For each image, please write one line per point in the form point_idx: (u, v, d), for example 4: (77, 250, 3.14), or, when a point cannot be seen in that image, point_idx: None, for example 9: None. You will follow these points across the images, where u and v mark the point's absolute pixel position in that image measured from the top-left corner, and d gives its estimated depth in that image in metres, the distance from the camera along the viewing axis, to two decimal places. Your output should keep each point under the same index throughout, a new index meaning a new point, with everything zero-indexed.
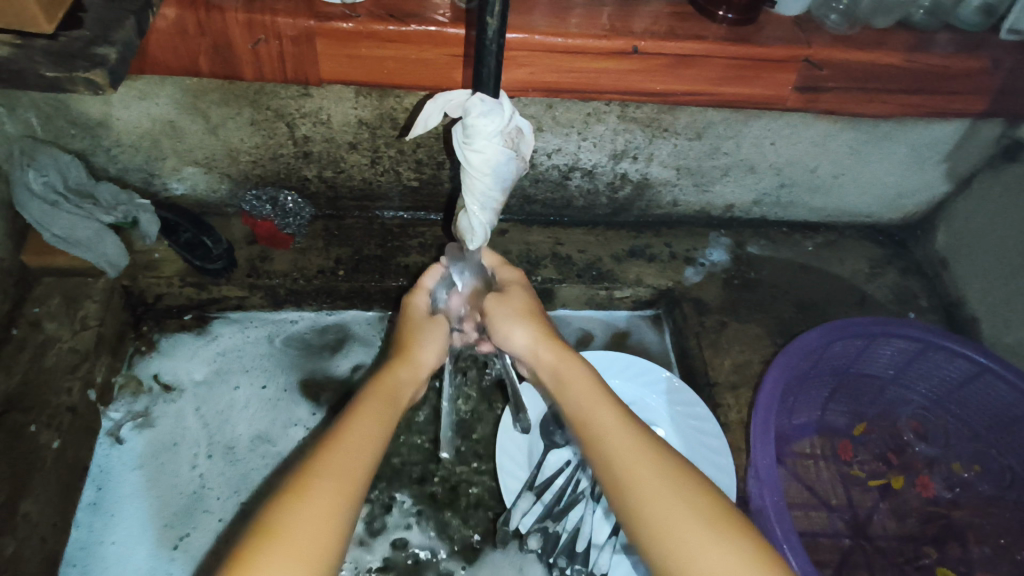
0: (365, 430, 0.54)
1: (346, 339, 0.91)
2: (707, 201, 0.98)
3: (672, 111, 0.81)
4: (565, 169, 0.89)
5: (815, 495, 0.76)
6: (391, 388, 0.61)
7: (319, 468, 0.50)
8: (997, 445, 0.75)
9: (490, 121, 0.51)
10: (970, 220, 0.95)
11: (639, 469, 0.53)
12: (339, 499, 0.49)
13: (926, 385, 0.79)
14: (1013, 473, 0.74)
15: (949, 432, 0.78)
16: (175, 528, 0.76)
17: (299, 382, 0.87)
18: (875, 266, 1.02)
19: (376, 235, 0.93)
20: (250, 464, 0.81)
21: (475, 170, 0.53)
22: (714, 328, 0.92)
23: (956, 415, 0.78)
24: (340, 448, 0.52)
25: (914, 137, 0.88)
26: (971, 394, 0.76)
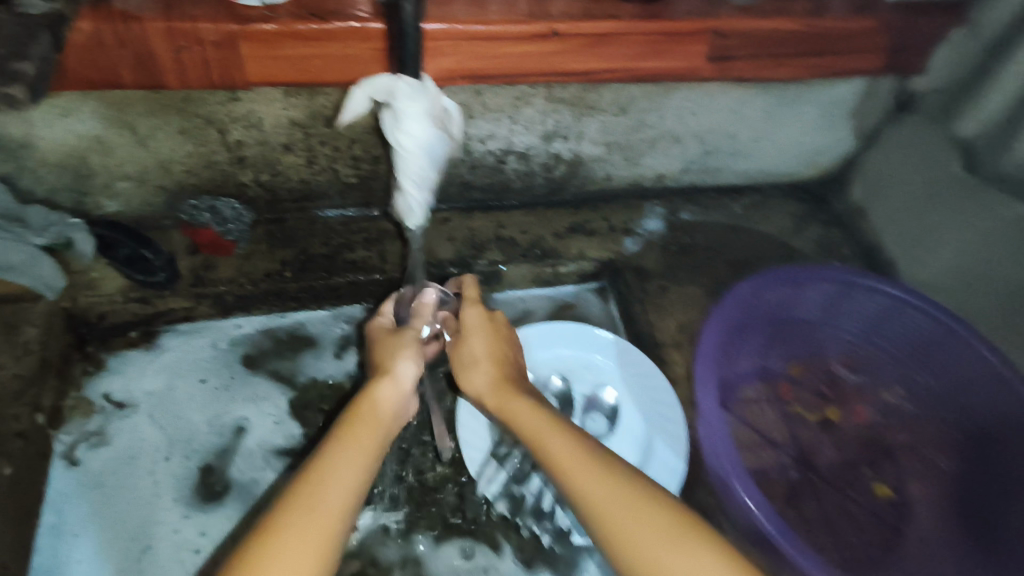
0: (333, 468, 0.56)
1: (300, 338, 0.91)
2: (639, 173, 1.02)
3: (596, 89, 0.84)
4: (500, 154, 0.91)
5: (761, 435, 0.81)
6: (370, 417, 0.62)
7: (286, 512, 0.52)
8: (918, 369, 0.82)
9: (417, 104, 0.56)
10: (880, 171, 1.02)
11: (609, 496, 0.55)
12: (307, 544, 0.51)
13: (851, 321, 0.85)
14: (933, 392, 0.81)
15: (874, 363, 0.85)
16: (140, 539, 0.76)
17: (255, 386, 0.87)
18: (799, 221, 1.08)
19: (320, 234, 0.93)
20: (211, 470, 0.82)
21: (409, 153, 0.58)
22: (656, 293, 0.97)
23: (880, 346, 0.84)
24: (309, 491, 0.54)
25: (822, 97, 0.94)
26: (891, 325, 0.82)
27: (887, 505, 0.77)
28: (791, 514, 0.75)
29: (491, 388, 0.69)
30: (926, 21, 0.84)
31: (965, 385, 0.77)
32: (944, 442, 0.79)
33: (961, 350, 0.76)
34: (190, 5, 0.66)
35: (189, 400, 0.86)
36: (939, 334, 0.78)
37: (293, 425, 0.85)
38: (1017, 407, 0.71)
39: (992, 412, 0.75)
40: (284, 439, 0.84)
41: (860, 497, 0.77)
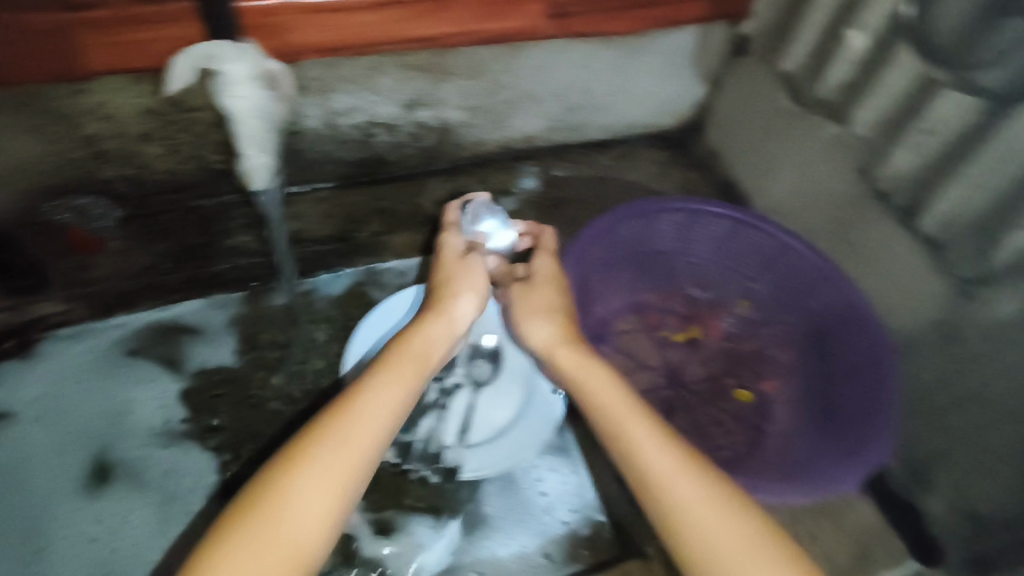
0: (370, 409, 0.60)
1: (181, 330, 0.93)
2: (506, 135, 1.06)
3: (447, 54, 0.89)
4: (365, 126, 0.94)
5: (633, 359, 0.88)
6: (419, 355, 0.65)
7: (317, 447, 0.56)
8: (759, 281, 0.89)
9: (239, 66, 0.71)
10: (728, 111, 1.11)
11: (681, 477, 0.58)
12: (336, 482, 0.55)
13: (700, 247, 0.90)
14: (774, 299, 0.88)
15: (721, 280, 0.91)
16: (35, 539, 0.79)
17: (140, 381, 0.90)
18: (662, 167, 1.17)
19: (197, 224, 0.91)
20: (102, 464, 0.84)
21: (247, 112, 0.76)
22: (533, 244, 1.07)
23: (728, 266, 0.90)
24: (339, 429, 0.58)
25: (662, 47, 1.02)
26: (735, 245, 0.88)
27: (751, 409, 0.85)
28: (666, 427, 0.83)
29: (547, 350, 0.70)
30: None
31: (804, 288, 0.85)
32: (788, 341, 0.88)
33: (798, 257, 0.84)
34: None
35: (74, 402, 0.88)
36: (774, 247, 0.85)
37: (183, 411, 0.88)
38: (844, 299, 0.80)
39: (828, 311, 0.82)
40: (174, 426, 0.87)
41: (723, 403, 0.86)
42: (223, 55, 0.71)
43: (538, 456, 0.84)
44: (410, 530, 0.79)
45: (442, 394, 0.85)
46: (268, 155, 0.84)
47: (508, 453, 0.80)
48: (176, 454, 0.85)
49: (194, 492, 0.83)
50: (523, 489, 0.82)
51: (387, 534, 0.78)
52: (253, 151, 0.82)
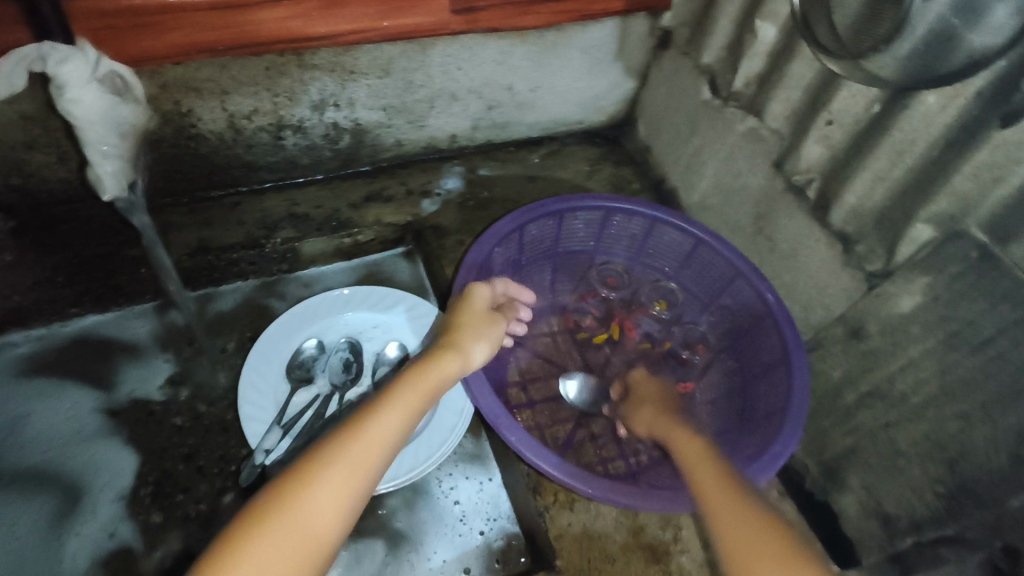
0: (383, 427, 0.57)
1: (92, 345, 0.87)
2: (429, 135, 1.04)
3: (350, 53, 0.85)
4: (274, 129, 0.91)
5: (553, 365, 0.86)
6: (431, 382, 0.64)
7: (333, 460, 0.53)
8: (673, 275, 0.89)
9: (72, 70, 0.67)
10: (655, 107, 1.09)
11: (734, 510, 0.53)
12: (344, 498, 0.52)
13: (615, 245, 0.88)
14: (686, 292, 0.88)
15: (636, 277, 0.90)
16: None
17: (42, 402, 0.83)
18: (593, 164, 1.14)
19: (95, 235, 0.89)
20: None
21: (89, 118, 0.71)
22: (454, 247, 1.00)
23: (641, 262, 0.90)
24: (354, 445, 0.55)
25: (582, 41, 0.99)
26: (648, 242, 0.87)
27: None
28: (582, 434, 0.80)
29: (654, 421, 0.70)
30: None
31: (719, 285, 0.84)
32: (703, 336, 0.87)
33: (711, 254, 0.83)
34: None
35: None
36: (688, 243, 0.84)
37: (86, 424, 0.82)
38: (756, 298, 0.78)
39: (739, 305, 0.82)
40: (70, 442, 0.80)
41: None
42: (53, 54, 0.66)
43: (452, 465, 0.82)
44: None
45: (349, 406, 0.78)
46: (116, 161, 0.77)
47: (411, 466, 0.74)
48: (70, 474, 0.78)
49: (88, 510, 0.76)
50: (435, 500, 0.79)
51: None
52: (101, 159, 0.76)
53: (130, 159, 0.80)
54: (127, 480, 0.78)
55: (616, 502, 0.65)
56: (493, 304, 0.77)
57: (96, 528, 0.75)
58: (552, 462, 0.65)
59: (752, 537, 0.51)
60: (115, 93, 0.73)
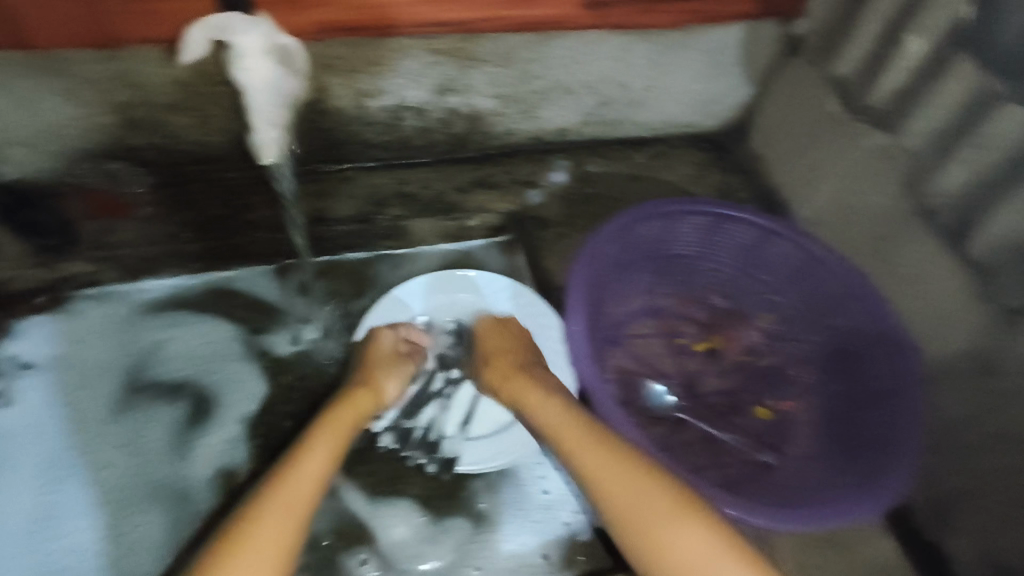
0: (303, 472, 0.70)
1: (219, 293, 0.96)
2: (538, 126, 1.03)
3: (475, 40, 0.87)
4: (393, 110, 0.93)
5: (648, 366, 0.85)
6: (343, 425, 0.76)
7: (263, 508, 0.66)
8: (782, 291, 0.86)
9: (251, 42, 0.73)
10: (775, 113, 1.06)
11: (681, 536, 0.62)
12: (285, 532, 0.65)
13: (724, 253, 0.87)
14: (796, 310, 0.85)
15: (741, 289, 0.88)
16: (57, 473, 0.83)
17: (168, 338, 0.92)
18: (700, 168, 1.12)
19: (220, 194, 0.93)
20: (123, 408, 0.87)
21: (258, 85, 0.76)
22: (552, 239, 1.06)
23: (750, 274, 0.87)
24: (281, 491, 0.68)
25: (703, 44, 0.98)
26: (758, 254, 0.86)
27: (767, 426, 0.82)
28: (675, 438, 0.80)
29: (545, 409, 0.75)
30: None
31: (829, 305, 0.82)
32: (809, 357, 0.84)
33: (827, 271, 0.82)
34: None
35: (98, 353, 0.90)
36: (802, 258, 0.83)
37: (222, 348, 0.93)
38: (870, 318, 0.78)
39: (852, 329, 0.80)
40: (202, 369, 0.91)
41: (740, 417, 0.82)
42: (235, 26, 0.73)
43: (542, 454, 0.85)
44: (398, 509, 0.81)
45: (445, 385, 0.88)
46: (279, 130, 0.84)
47: (510, 447, 0.82)
48: (204, 391, 0.89)
49: (216, 420, 0.88)
50: (523, 485, 0.83)
51: (378, 508, 0.81)
52: (264, 125, 0.82)
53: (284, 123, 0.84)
54: (250, 407, 0.89)
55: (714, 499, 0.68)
56: (399, 345, 0.85)
57: (220, 439, 0.86)
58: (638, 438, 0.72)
59: (696, 547, 0.61)
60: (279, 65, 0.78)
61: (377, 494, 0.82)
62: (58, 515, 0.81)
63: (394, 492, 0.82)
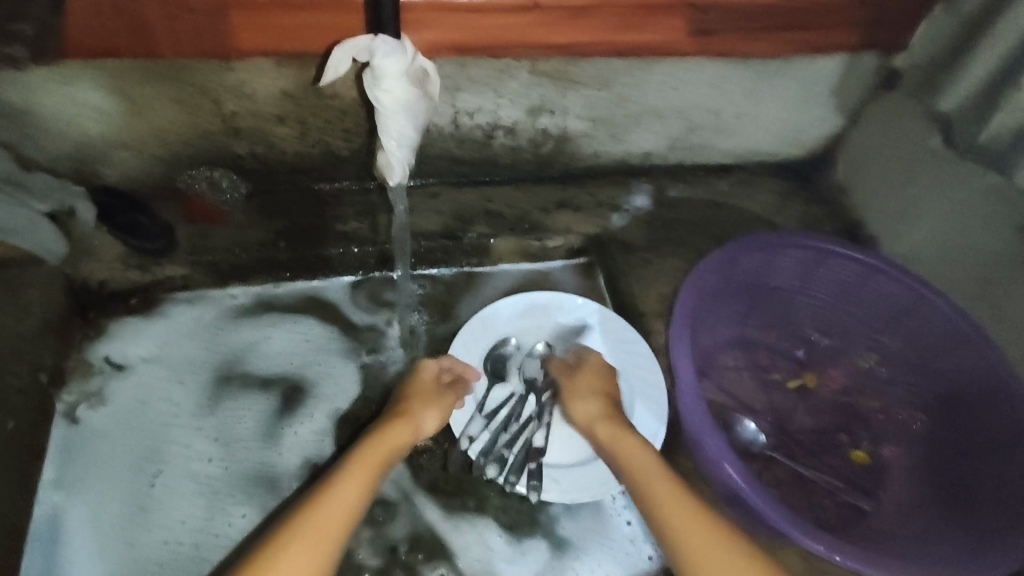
0: (337, 499, 0.65)
1: (305, 302, 0.97)
2: (625, 150, 1.02)
3: (579, 64, 0.86)
4: (488, 128, 0.93)
5: (738, 400, 0.84)
6: (381, 455, 0.71)
7: (291, 535, 0.61)
8: (889, 334, 0.83)
9: (394, 62, 0.59)
10: (865, 146, 1.03)
11: None
12: (312, 563, 0.59)
13: (828, 290, 0.85)
14: (905, 355, 0.82)
15: (848, 329, 0.86)
16: (149, 470, 0.84)
17: (254, 342, 0.93)
18: (783, 198, 1.10)
19: (313, 207, 0.93)
20: (217, 406, 0.89)
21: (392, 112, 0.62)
22: (638, 263, 1.04)
23: (855, 313, 0.85)
24: (312, 516, 0.63)
25: (804, 76, 0.95)
26: (865, 292, 0.83)
27: (863, 471, 0.79)
28: (768, 475, 0.78)
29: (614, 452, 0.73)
30: None
31: (937, 349, 0.79)
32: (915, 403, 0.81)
33: (935, 315, 0.78)
34: None
35: (187, 354, 0.91)
36: (910, 300, 0.80)
37: (310, 349, 0.94)
38: (985, 365, 0.74)
39: (962, 376, 0.77)
40: (290, 368, 0.92)
41: (835, 459, 0.80)
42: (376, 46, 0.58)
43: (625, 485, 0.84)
44: (480, 528, 0.80)
45: (539, 408, 0.84)
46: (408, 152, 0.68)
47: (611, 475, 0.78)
48: (293, 386, 0.91)
49: (305, 414, 0.89)
50: (610, 515, 0.82)
51: (458, 528, 0.80)
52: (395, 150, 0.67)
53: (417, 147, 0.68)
54: (339, 405, 0.90)
55: (812, 544, 0.65)
56: (444, 374, 0.82)
57: (310, 432, 0.88)
58: (741, 474, 0.70)
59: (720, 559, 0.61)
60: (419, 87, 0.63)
61: (457, 512, 0.81)
62: (157, 509, 0.82)
63: (474, 508, 0.81)
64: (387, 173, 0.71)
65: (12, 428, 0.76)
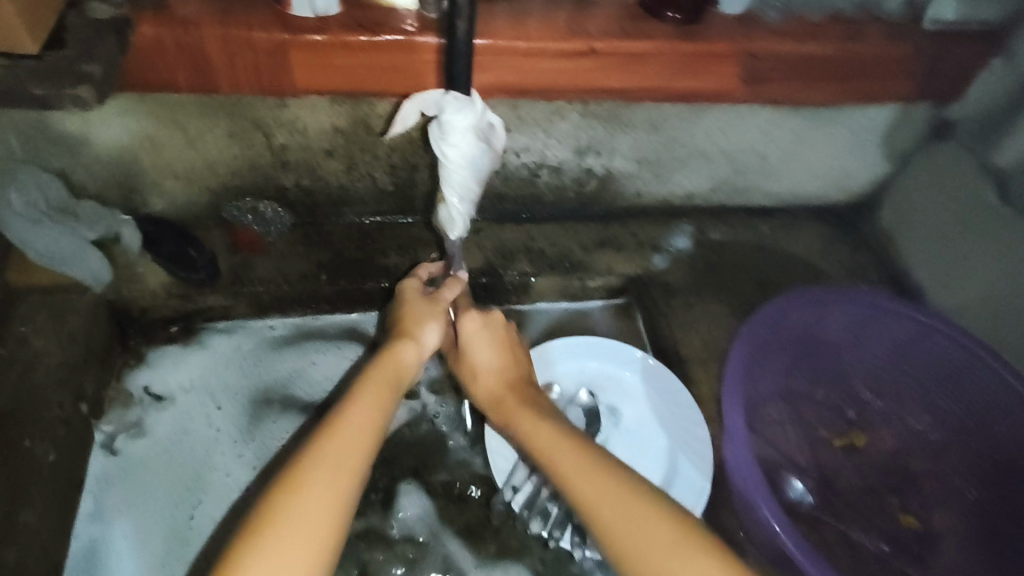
0: (351, 421, 0.60)
1: (346, 332, 0.96)
2: (667, 191, 1.02)
3: (630, 107, 0.86)
4: (534, 167, 0.93)
5: (784, 456, 0.83)
6: (390, 376, 0.68)
7: (317, 455, 0.56)
8: (943, 396, 0.82)
9: (464, 117, 0.61)
10: (912, 194, 1.01)
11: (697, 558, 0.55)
12: (328, 489, 0.54)
13: (878, 346, 0.86)
14: (960, 419, 0.81)
15: (901, 389, 0.85)
16: (189, 501, 0.82)
17: (294, 371, 0.92)
18: (827, 243, 1.08)
19: (355, 239, 0.95)
20: (256, 434, 0.88)
21: (457, 164, 0.64)
22: (681, 308, 0.98)
23: (907, 372, 0.85)
24: (338, 435, 0.58)
25: (854, 121, 0.95)
26: (919, 351, 0.83)
27: (912, 535, 0.78)
28: (815, 537, 0.77)
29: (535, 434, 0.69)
30: (960, 50, 0.84)
31: (992, 414, 0.78)
32: (971, 470, 0.79)
33: (990, 377, 0.77)
34: (245, 12, 0.70)
35: (227, 384, 0.90)
36: (965, 361, 0.79)
37: (351, 376, 0.93)
38: None
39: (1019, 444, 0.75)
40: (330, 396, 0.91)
41: (883, 522, 0.79)
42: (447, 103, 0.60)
43: None
44: None
45: None
46: (468, 204, 0.69)
47: None
48: (333, 413, 0.90)
49: None
50: None
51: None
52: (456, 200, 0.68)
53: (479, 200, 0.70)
54: None
55: None
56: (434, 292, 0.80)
57: None
58: (776, 515, 0.69)
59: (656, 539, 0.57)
60: (485, 141, 0.65)
61: (492, 561, 0.79)
62: (196, 539, 0.80)
63: (509, 556, 0.80)
64: (447, 227, 0.72)
65: (50, 461, 0.75)
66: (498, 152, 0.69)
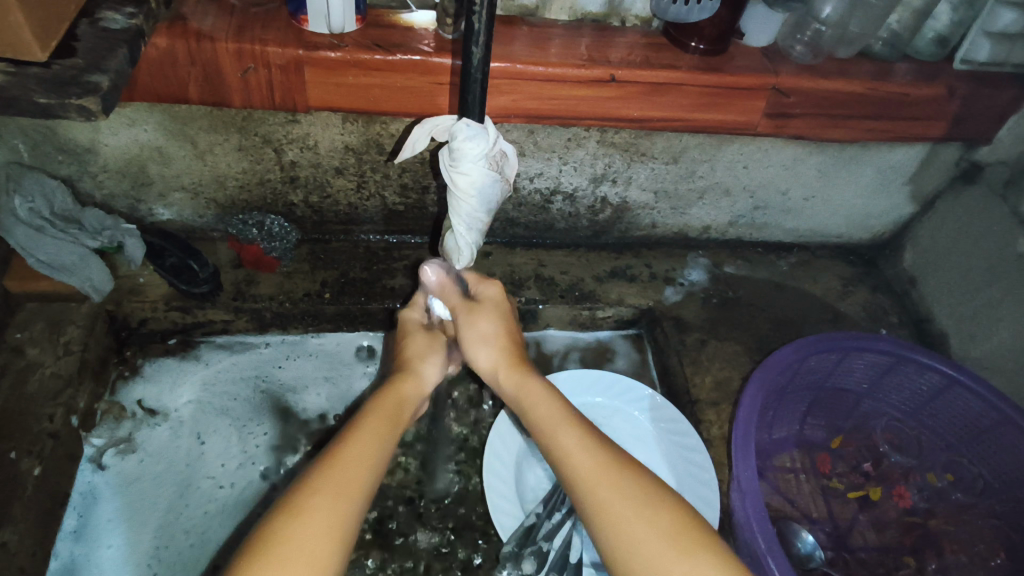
0: (360, 447, 0.55)
1: (342, 348, 0.94)
2: (684, 223, 1.00)
3: (649, 137, 0.84)
4: (547, 193, 0.91)
5: (796, 508, 0.79)
6: (391, 406, 0.61)
7: (318, 484, 0.51)
8: (968, 454, 0.80)
9: (476, 145, 0.59)
10: (937, 237, 0.98)
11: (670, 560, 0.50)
12: (337, 514, 0.49)
13: (899, 398, 0.85)
14: (985, 481, 0.78)
15: (922, 444, 0.83)
16: (182, 510, 0.78)
17: (291, 383, 0.89)
18: (847, 284, 1.05)
19: (362, 258, 0.94)
20: (251, 432, 0.85)
21: (465, 193, 0.62)
22: (694, 346, 0.94)
23: (928, 426, 0.83)
24: (338, 465, 0.52)
25: (879, 160, 0.93)
26: (942, 404, 0.82)
27: None
28: None
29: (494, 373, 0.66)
30: (995, 93, 0.81)
31: (1019, 476, 0.75)
32: (996, 536, 0.76)
33: (1016, 436, 0.75)
34: (261, 30, 0.69)
35: (223, 395, 0.87)
36: (993, 419, 0.78)
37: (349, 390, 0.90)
38: None
39: None
40: (327, 409, 0.88)
41: None
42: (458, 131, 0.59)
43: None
44: None
45: None
46: (476, 234, 0.67)
47: None
48: (331, 423, 0.87)
49: None
50: None
51: None
52: (463, 229, 0.65)
53: (487, 231, 0.68)
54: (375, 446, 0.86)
55: None
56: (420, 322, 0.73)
57: None
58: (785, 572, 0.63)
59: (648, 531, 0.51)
60: (496, 168, 0.63)
61: None
62: (191, 537, 0.77)
63: None
64: (451, 255, 0.70)
65: (36, 478, 0.72)
66: (508, 181, 0.66)
